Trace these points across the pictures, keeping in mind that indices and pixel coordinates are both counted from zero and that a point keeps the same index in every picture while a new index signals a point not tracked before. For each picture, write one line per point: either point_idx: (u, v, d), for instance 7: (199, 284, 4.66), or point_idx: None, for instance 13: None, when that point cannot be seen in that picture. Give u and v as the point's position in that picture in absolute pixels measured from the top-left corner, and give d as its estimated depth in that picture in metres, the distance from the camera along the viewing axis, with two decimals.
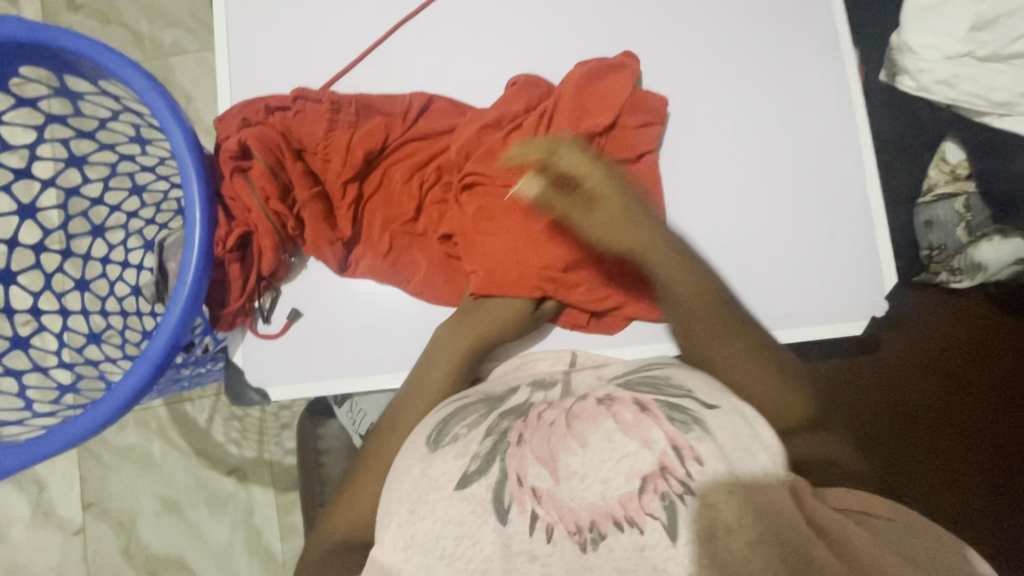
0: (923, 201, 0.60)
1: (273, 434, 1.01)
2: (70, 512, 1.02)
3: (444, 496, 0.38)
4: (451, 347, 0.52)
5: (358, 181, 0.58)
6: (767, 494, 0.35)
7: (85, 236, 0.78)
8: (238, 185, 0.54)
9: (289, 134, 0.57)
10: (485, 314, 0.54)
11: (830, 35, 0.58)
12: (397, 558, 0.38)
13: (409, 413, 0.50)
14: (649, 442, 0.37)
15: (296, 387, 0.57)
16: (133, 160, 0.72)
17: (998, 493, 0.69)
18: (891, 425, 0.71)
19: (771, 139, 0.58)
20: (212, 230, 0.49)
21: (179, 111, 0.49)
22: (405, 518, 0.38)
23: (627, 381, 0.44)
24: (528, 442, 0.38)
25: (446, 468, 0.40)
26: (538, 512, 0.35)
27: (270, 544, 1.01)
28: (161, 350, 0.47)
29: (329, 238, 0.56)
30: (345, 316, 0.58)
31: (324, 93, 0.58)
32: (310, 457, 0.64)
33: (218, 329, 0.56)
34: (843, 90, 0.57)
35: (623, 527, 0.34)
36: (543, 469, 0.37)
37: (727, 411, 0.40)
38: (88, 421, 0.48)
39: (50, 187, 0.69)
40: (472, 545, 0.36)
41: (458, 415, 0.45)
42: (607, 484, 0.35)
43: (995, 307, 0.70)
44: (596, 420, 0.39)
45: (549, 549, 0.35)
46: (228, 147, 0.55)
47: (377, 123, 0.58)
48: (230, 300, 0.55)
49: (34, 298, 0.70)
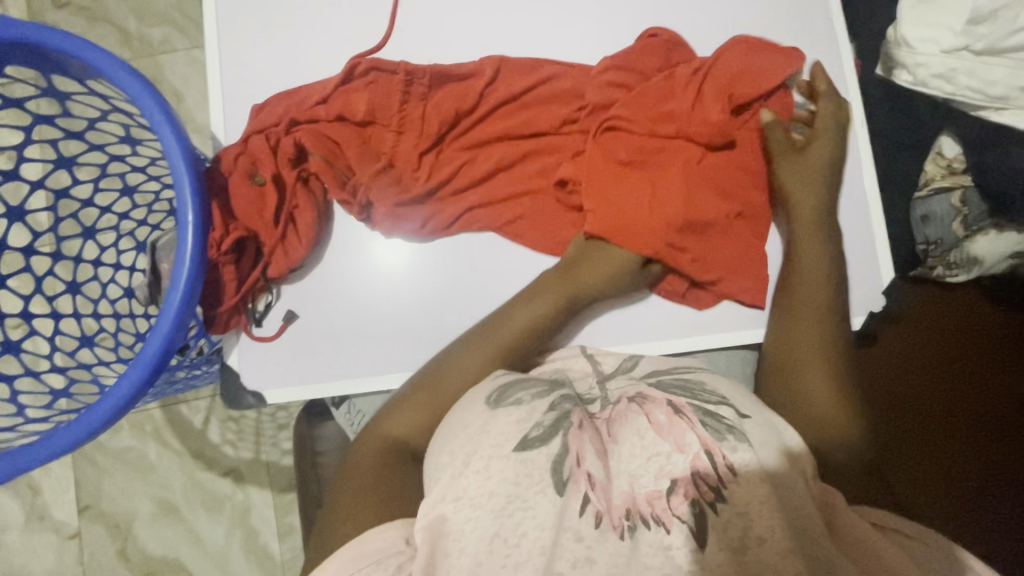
0: (919, 194, 0.59)
1: (269, 435, 1.01)
2: (66, 515, 1.01)
3: (501, 454, 0.37)
4: (557, 292, 0.51)
5: (435, 151, 0.58)
6: (793, 504, 0.35)
7: (76, 237, 0.77)
8: (244, 192, 0.54)
9: (350, 111, 0.56)
10: (593, 266, 0.52)
11: (827, 30, 0.57)
12: (447, 507, 0.36)
13: (464, 360, 0.48)
14: (682, 445, 0.37)
15: (292, 391, 0.56)
16: (123, 160, 0.71)
17: (993, 495, 0.69)
18: (893, 420, 0.71)
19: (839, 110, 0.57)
20: (205, 232, 0.48)
21: (169, 111, 0.48)
22: (457, 471, 0.37)
23: (660, 380, 0.44)
24: (587, 428, 0.39)
25: (504, 429, 0.39)
26: (589, 496, 0.36)
27: (268, 544, 1.00)
28: (155, 354, 0.46)
29: (398, 212, 0.56)
30: (342, 317, 0.57)
31: (398, 65, 0.57)
32: (308, 458, 0.63)
33: (211, 332, 0.55)
34: (840, 85, 0.57)
35: (650, 524, 0.35)
36: (597, 457, 0.38)
37: (760, 422, 0.39)
38: (81, 427, 0.47)
39: (40, 187, 0.68)
40: (528, 511, 0.36)
41: (521, 382, 0.44)
42: (636, 480, 0.37)
43: (992, 302, 0.70)
44: (625, 417, 0.40)
45: (596, 534, 0.35)
46: (281, 144, 0.55)
47: (450, 93, 0.57)
48: (225, 300, 0.54)
49: (26, 301, 0.69)
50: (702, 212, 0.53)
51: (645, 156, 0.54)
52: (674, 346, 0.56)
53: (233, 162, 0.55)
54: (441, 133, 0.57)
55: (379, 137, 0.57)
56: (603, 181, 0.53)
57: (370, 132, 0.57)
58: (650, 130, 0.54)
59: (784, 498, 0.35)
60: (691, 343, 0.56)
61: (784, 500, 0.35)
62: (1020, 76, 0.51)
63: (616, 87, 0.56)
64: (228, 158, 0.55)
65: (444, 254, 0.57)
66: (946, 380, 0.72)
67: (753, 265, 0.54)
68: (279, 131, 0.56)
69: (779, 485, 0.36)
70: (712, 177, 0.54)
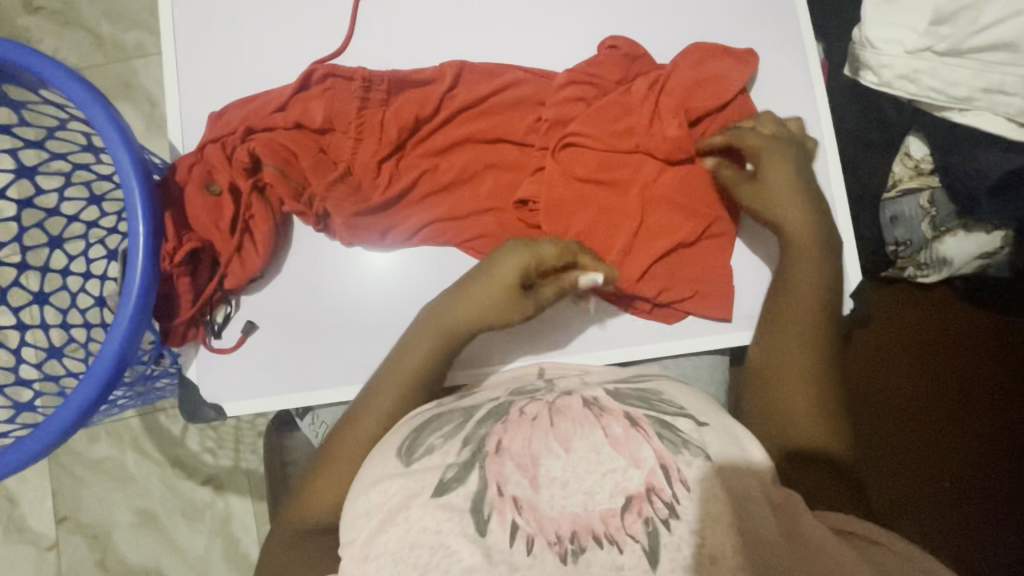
0: (887, 196, 0.59)
1: (249, 442, 1.00)
2: (44, 526, 1.00)
3: (421, 503, 0.37)
4: (438, 324, 0.50)
5: (394, 158, 0.57)
6: (750, 516, 0.36)
7: (43, 247, 0.76)
8: (201, 207, 0.54)
9: (307, 120, 0.55)
10: (479, 292, 0.50)
11: (793, 31, 0.57)
12: (369, 567, 0.36)
13: (413, 346, 0.50)
14: (637, 459, 0.36)
15: (254, 404, 0.55)
16: (88, 168, 0.70)
17: (969, 503, 0.70)
18: (877, 422, 0.71)
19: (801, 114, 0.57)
20: (156, 243, 0.48)
21: (119, 120, 0.47)
22: (375, 529, 0.38)
23: (617, 389, 0.43)
24: (507, 449, 0.37)
25: (422, 476, 0.38)
26: (518, 522, 0.35)
27: (249, 552, 1.00)
28: (105, 369, 0.45)
29: (358, 222, 0.56)
30: (305, 327, 0.56)
31: (356, 71, 0.56)
32: (277, 470, 0.63)
33: (168, 345, 0.54)
34: (806, 87, 0.57)
35: (603, 543, 0.34)
36: (522, 477, 0.36)
37: (718, 430, 0.39)
38: (32, 445, 0.46)
39: (2, 198, 0.67)
40: (449, 554, 0.35)
41: (432, 424, 0.43)
42: (591, 497, 0.35)
43: (971, 303, 0.70)
44: (582, 424, 0.38)
45: (529, 561, 0.34)
46: (236, 151, 0.55)
47: (410, 99, 0.56)
48: (180, 312, 0.54)
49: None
50: (659, 225, 0.55)
51: (599, 171, 0.55)
52: (639, 351, 0.56)
53: (187, 172, 0.54)
54: (401, 140, 0.57)
55: (337, 145, 0.56)
56: (557, 196, 0.55)
57: (326, 142, 0.56)
58: (608, 142, 0.55)
59: (739, 511, 0.35)
60: (660, 348, 0.56)
61: (734, 513, 0.35)
62: (986, 77, 0.50)
63: (572, 95, 0.56)
64: (182, 169, 0.54)
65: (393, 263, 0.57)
66: (931, 381, 0.71)
67: (708, 273, 0.55)
68: (236, 139, 0.55)
69: (738, 499, 0.36)
70: (664, 198, 0.55)
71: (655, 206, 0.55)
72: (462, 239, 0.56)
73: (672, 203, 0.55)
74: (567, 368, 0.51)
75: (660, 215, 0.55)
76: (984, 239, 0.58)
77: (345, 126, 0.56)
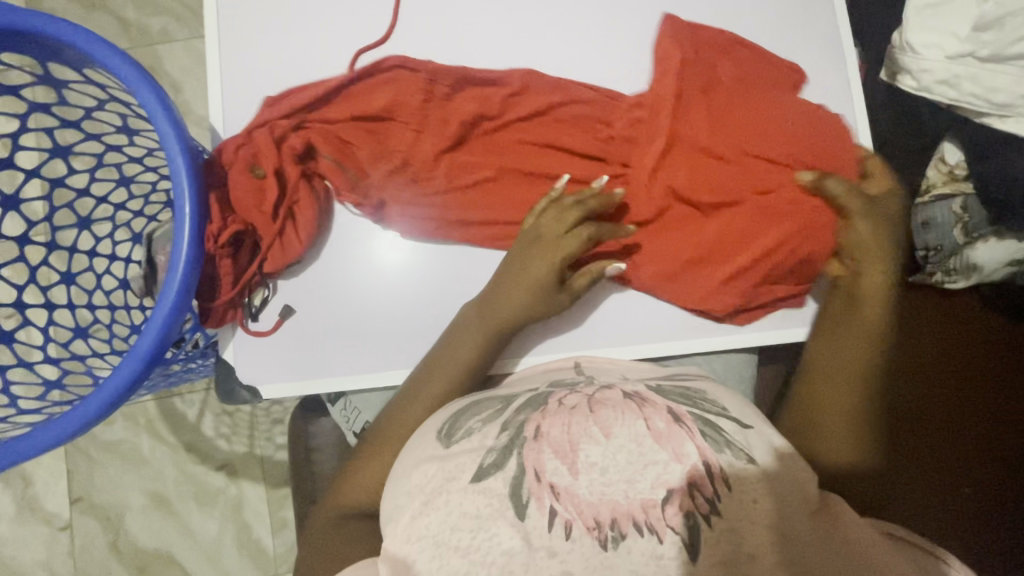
0: (920, 201, 0.61)
1: (264, 429, 1.00)
2: (57, 507, 1.00)
3: (460, 488, 0.38)
4: (481, 327, 0.52)
5: (451, 152, 0.58)
6: (789, 512, 0.37)
7: (72, 228, 0.76)
8: (243, 189, 0.54)
9: (369, 111, 0.57)
10: (511, 290, 0.53)
11: (831, 34, 0.58)
12: (412, 548, 0.37)
13: (457, 354, 0.52)
14: (680, 454, 0.36)
15: (291, 386, 0.56)
16: (120, 150, 0.70)
17: (1004, 465, 0.68)
18: (916, 428, 0.69)
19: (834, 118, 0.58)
20: (201, 225, 0.48)
21: (167, 101, 0.48)
22: (418, 510, 0.39)
23: (659, 386, 0.44)
24: (546, 435, 0.38)
25: (461, 460, 0.39)
26: (556, 508, 0.35)
27: (261, 539, 1.00)
28: (150, 347, 0.46)
29: (417, 215, 0.56)
30: (338, 317, 0.56)
31: (421, 63, 0.57)
32: (302, 454, 0.63)
33: (207, 327, 0.54)
34: (842, 88, 0.58)
35: (644, 531, 0.34)
36: (561, 465, 0.36)
37: (760, 433, 0.40)
38: (70, 422, 0.46)
39: (35, 177, 0.67)
40: (489, 537, 0.35)
41: (470, 410, 0.45)
42: (632, 485, 0.35)
43: (988, 305, 0.71)
44: (623, 413, 0.39)
45: (568, 545, 0.34)
46: (293, 140, 0.56)
47: (472, 93, 0.58)
48: (220, 294, 0.54)
49: (19, 291, 0.68)
50: (705, 227, 0.56)
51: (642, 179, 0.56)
52: (669, 345, 0.57)
53: (234, 153, 0.55)
54: (461, 133, 0.57)
55: (396, 135, 0.57)
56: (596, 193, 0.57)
57: (380, 132, 0.57)
58: (665, 141, 0.56)
59: (776, 508, 0.36)
60: (694, 345, 0.57)
61: (777, 511, 0.36)
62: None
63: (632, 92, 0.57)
64: (228, 150, 0.55)
65: (427, 252, 0.57)
66: (959, 383, 0.71)
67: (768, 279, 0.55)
68: (291, 128, 0.56)
69: (777, 498, 0.36)
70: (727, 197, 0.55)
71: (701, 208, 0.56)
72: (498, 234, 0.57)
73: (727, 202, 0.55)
74: (599, 362, 0.52)
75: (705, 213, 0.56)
76: (1015, 246, 0.58)
77: (406, 118, 0.57)
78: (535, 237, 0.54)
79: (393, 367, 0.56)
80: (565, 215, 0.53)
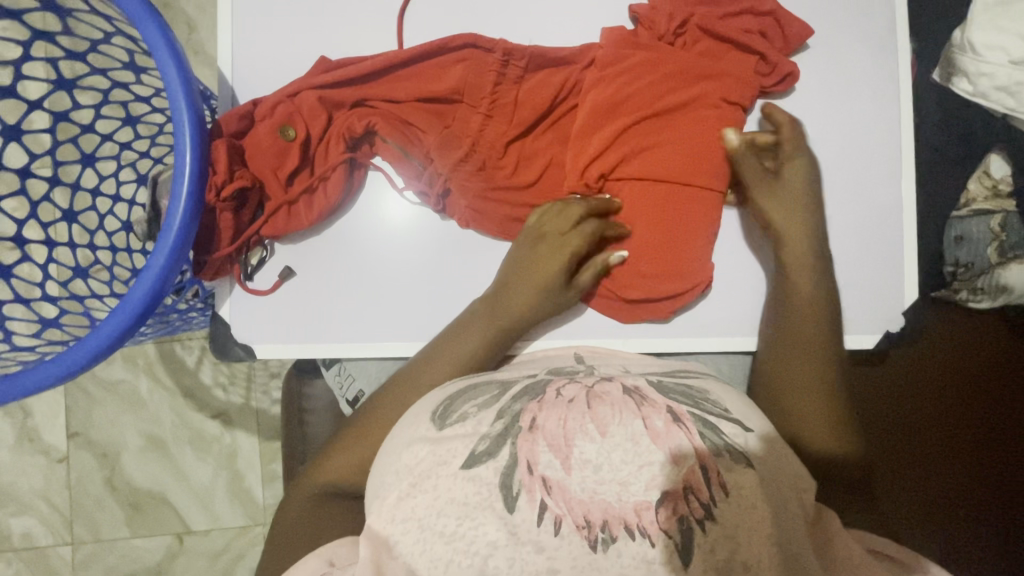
0: (957, 213, 0.58)
1: (260, 382, 1.01)
2: (55, 439, 1.02)
3: (450, 473, 0.37)
4: (486, 323, 0.51)
5: (522, 139, 0.55)
6: (786, 523, 0.36)
7: (76, 164, 0.74)
8: (265, 142, 0.53)
9: (433, 90, 0.54)
10: (518, 293, 0.51)
11: (884, 26, 0.55)
12: (394, 530, 0.37)
13: (458, 345, 0.50)
14: (677, 456, 0.35)
15: (288, 348, 0.55)
16: (127, 87, 0.67)
17: (979, 485, 0.63)
18: (900, 441, 0.62)
19: (870, 119, 0.55)
20: (203, 173, 0.46)
21: (172, 38, 0.45)
22: (405, 492, 0.38)
23: (660, 382, 0.42)
24: (541, 427, 0.37)
25: (452, 445, 0.38)
26: (546, 503, 0.34)
27: (252, 489, 1.02)
28: (144, 296, 0.44)
29: (479, 199, 0.54)
30: (335, 285, 0.55)
31: (497, 42, 0.54)
32: (295, 415, 0.63)
33: (202, 278, 0.52)
34: (890, 85, 0.55)
35: (635, 535, 0.33)
36: (555, 458, 0.35)
37: (762, 441, 0.38)
38: (62, 363, 0.45)
39: (39, 108, 0.64)
40: (474, 527, 0.35)
41: (467, 395, 0.44)
42: (626, 488, 0.34)
43: (1000, 323, 0.63)
44: (621, 411, 0.37)
45: (557, 541, 0.34)
46: (349, 118, 0.54)
47: (547, 78, 0.55)
48: (218, 247, 0.52)
49: (19, 225, 0.67)
50: (698, 206, 0.53)
51: (679, 167, 0.53)
52: (676, 344, 0.56)
53: (271, 110, 0.53)
54: (533, 120, 0.55)
55: (464, 117, 0.55)
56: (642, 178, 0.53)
57: (441, 111, 0.55)
58: (676, 113, 0.54)
59: (774, 521, 0.35)
60: (698, 344, 0.56)
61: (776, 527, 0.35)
62: None
63: (684, 65, 0.54)
64: (265, 105, 0.53)
65: (438, 222, 0.56)
66: (956, 398, 0.64)
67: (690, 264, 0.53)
68: (348, 104, 0.54)
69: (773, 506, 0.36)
70: (668, 151, 0.53)
71: (688, 174, 0.53)
72: (521, 218, 0.55)
73: (679, 168, 0.53)
74: (600, 353, 0.51)
75: (682, 182, 0.53)
76: None
77: (475, 99, 0.54)
78: (536, 237, 0.53)
79: (387, 340, 0.55)
80: (569, 216, 0.52)
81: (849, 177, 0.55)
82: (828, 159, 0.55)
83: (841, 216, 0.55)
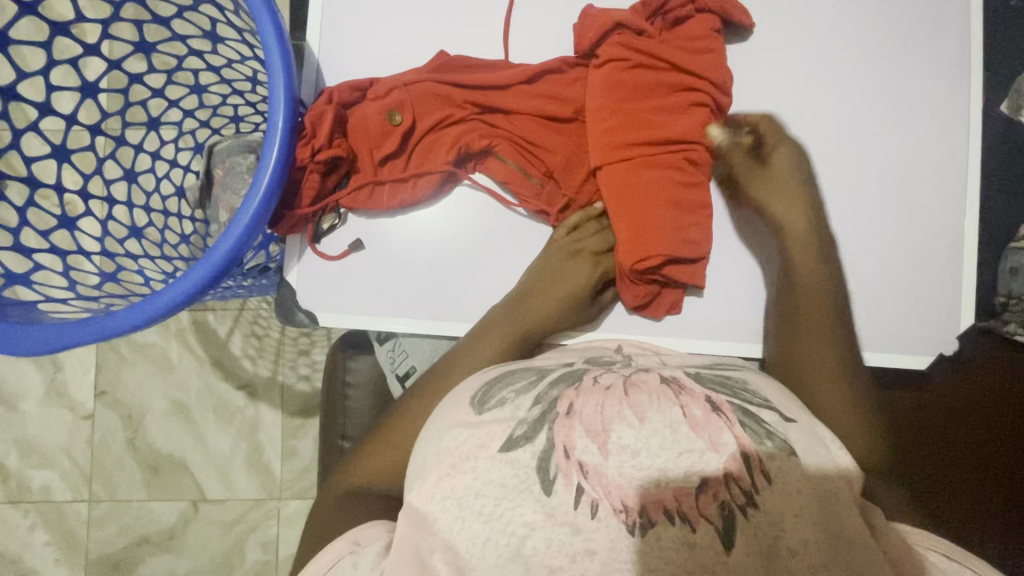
0: (1015, 245, 0.60)
1: (289, 357, 1.02)
2: (83, 396, 1.03)
3: (488, 455, 0.38)
4: (509, 324, 0.52)
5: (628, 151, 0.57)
6: (835, 514, 0.35)
7: (141, 127, 0.76)
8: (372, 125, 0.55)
9: (553, 96, 0.57)
10: (545, 300, 0.53)
11: (959, 55, 0.56)
12: (433, 506, 0.38)
13: (483, 342, 0.51)
14: (716, 443, 0.36)
15: (344, 318, 0.56)
16: (203, 56, 0.69)
17: None
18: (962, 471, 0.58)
19: (940, 143, 0.56)
20: (292, 138, 0.48)
21: (274, 5, 0.46)
22: (446, 472, 0.39)
23: (697, 373, 0.42)
24: (580, 412, 0.38)
25: (492, 428, 0.39)
26: (583, 487, 0.35)
27: (271, 463, 1.03)
28: (225, 253, 0.46)
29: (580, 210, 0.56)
30: (389, 262, 0.56)
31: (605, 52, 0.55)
32: (337, 388, 0.64)
33: (276, 230, 0.54)
34: (961, 111, 0.56)
35: (675, 521, 0.34)
36: (591, 443, 0.36)
37: (803, 428, 0.38)
38: (137, 314, 0.46)
39: (117, 68, 0.66)
40: (513, 507, 0.35)
41: (505, 379, 0.44)
42: (664, 474, 0.35)
43: None
44: (658, 399, 0.38)
45: (593, 524, 0.34)
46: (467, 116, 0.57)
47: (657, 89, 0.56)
48: (301, 206, 0.53)
49: (84, 179, 0.68)
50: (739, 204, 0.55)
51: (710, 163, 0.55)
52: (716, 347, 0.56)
53: (386, 93, 0.55)
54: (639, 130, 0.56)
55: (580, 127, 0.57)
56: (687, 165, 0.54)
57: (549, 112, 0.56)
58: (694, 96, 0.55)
59: (821, 509, 0.35)
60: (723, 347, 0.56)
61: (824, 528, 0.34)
62: None
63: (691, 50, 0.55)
64: (379, 86, 0.56)
65: (485, 207, 0.57)
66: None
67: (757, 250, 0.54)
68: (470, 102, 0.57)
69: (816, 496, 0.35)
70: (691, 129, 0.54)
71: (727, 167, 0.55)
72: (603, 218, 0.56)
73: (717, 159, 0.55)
74: (645, 350, 0.50)
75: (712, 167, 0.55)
76: None
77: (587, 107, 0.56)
78: (575, 248, 0.55)
79: (437, 317, 0.56)
80: (607, 235, 0.56)
81: (906, 201, 0.56)
82: (899, 180, 0.56)
83: (900, 238, 0.56)
